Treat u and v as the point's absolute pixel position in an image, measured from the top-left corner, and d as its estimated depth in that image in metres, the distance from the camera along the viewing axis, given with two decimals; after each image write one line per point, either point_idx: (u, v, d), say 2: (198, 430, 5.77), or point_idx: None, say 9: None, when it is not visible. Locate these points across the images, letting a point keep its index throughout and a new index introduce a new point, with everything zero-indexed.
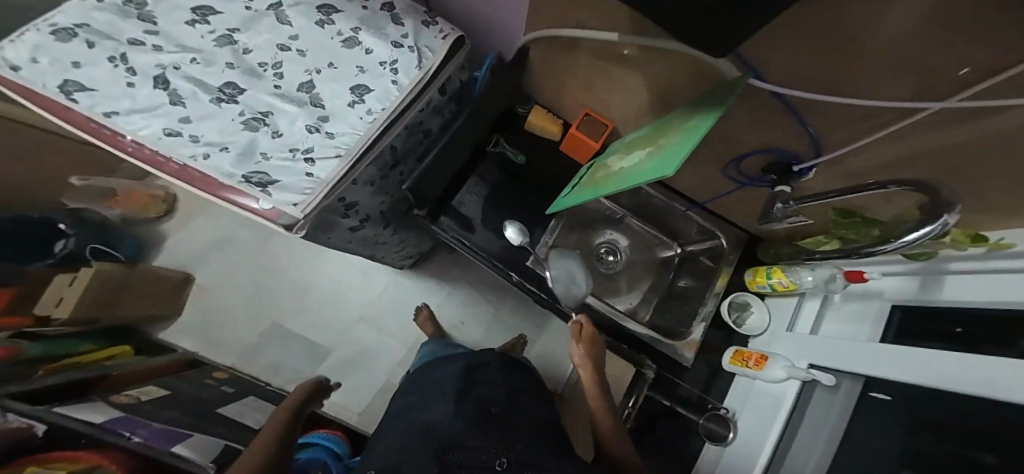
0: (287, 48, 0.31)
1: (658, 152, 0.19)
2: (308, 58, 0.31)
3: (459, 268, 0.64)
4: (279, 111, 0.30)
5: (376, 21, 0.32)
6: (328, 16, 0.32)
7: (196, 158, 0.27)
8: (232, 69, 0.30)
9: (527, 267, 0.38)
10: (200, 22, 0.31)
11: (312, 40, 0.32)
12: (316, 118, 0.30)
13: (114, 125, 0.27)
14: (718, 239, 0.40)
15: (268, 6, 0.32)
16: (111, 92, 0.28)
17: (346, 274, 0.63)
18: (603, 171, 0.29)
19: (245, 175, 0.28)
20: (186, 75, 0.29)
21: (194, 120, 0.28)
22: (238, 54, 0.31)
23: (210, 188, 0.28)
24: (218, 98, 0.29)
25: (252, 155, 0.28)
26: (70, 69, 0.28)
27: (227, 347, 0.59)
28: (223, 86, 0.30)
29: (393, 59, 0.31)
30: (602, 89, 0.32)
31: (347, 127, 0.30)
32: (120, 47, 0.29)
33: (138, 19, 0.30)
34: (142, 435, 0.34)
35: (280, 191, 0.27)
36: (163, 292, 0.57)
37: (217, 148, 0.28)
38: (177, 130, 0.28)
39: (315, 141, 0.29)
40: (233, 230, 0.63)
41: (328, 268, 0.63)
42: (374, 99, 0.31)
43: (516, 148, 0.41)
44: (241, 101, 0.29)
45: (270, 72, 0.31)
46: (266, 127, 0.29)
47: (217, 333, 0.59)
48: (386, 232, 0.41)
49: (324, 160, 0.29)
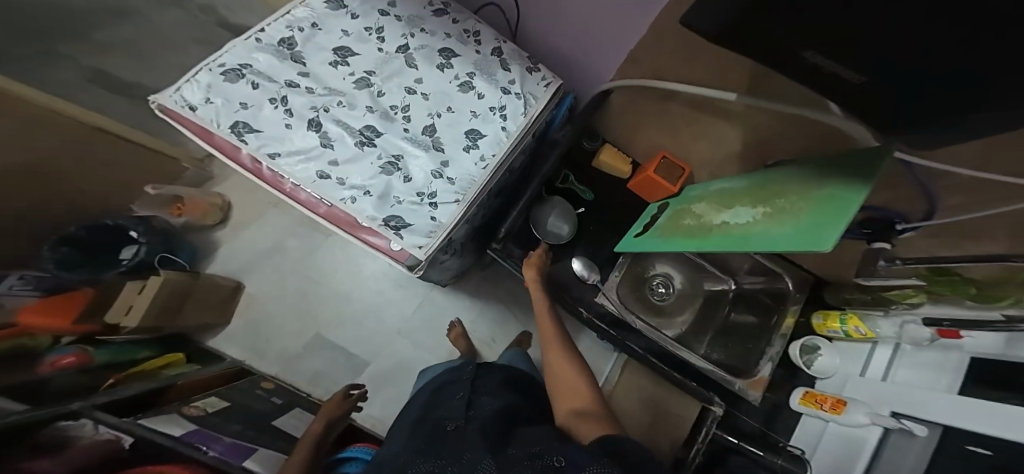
0: (413, 92, 0.37)
1: (794, 220, 0.21)
2: (431, 101, 0.37)
3: (492, 285, 0.64)
4: (409, 155, 0.35)
5: (488, 66, 0.38)
6: (448, 60, 0.37)
7: (345, 201, 0.33)
8: (370, 112, 0.36)
9: (592, 301, 0.44)
10: (340, 63, 0.37)
11: (434, 84, 0.37)
12: (439, 162, 0.35)
13: (280, 168, 0.34)
14: (785, 281, 0.45)
15: (397, 49, 0.37)
16: (275, 133, 0.34)
17: (382, 285, 0.63)
18: (706, 223, 0.31)
19: (383, 219, 0.34)
20: (334, 118, 0.35)
21: (341, 164, 0.34)
22: (374, 96, 0.36)
23: (350, 228, 0.34)
24: (360, 141, 0.35)
25: (388, 198, 0.34)
26: (239, 110, 0.34)
27: (270, 355, 0.60)
28: (363, 128, 0.35)
29: (503, 105, 0.37)
30: (689, 136, 0.40)
31: (464, 170, 0.35)
32: (280, 89, 0.35)
33: (293, 64, 0.36)
34: (217, 450, 0.35)
35: (410, 235, 0.33)
36: (217, 301, 0.58)
37: (361, 192, 0.34)
38: (328, 173, 0.34)
39: (439, 186, 0.35)
40: (284, 239, 0.64)
41: (370, 279, 0.63)
42: (486, 144, 0.36)
43: (584, 184, 0.46)
44: (380, 144, 0.35)
45: (400, 116, 0.36)
46: (399, 171, 0.35)
47: (264, 342, 0.60)
48: (464, 256, 0.46)
49: (445, 205, 0.34)
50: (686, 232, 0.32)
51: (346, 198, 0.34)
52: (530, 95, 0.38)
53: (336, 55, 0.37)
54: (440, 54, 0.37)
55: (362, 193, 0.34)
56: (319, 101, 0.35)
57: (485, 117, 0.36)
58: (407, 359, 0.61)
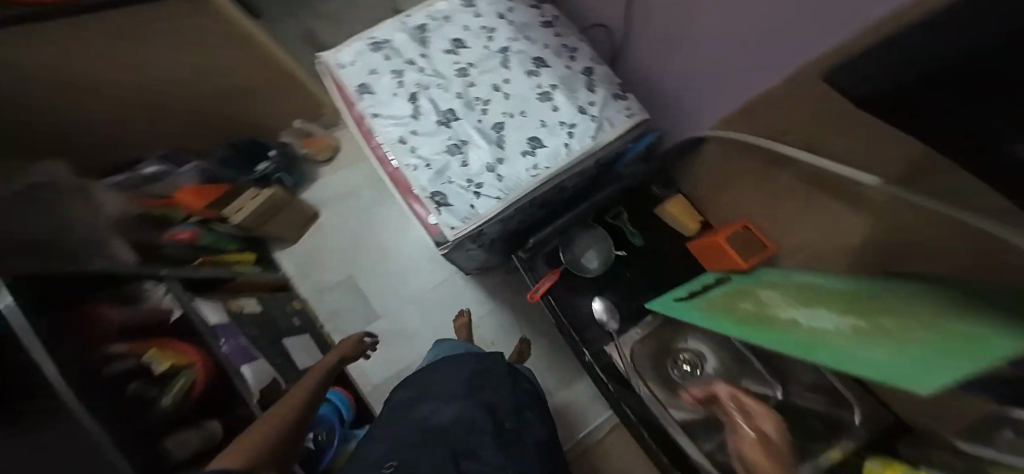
0: (498, 90, 0.38)
1: (898, 349, 0.11)
2: (510, 101, 0.37)
3: (513, 290, 0.62)
4: (473, 143, 0.35)
5: (573, 83, 0.38)
6: (538, 69, 0.38)
7: (409, 168, 0.35)
8: (457, 98, 0.38)
9: (605, 349, 0.41)
10: (452, 52, 0.40)
11: (518, 87, 0.38)
12: (495, 157, 0.35)
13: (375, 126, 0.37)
14: (851, 423, 0.34)
15: (499, 49, 0.39)
16: (383, 98, 0.38)
17: (420, 255, 0.66)
18: (779, 327, 0.21)
19: (432, 192, 0.34)
20: (429, 96, 0.38)
21: (419, 135, 0.36)
22: (466, 85, 0.38)
23: (406, 191, 0.36)
24: (440, 120, 0.37)
25: (443, 176, 0.35)
26: (367, 75, 0.39)
27: (311, 279, 0.66)
28: (447, 110, 0.37)
29: (575, 123, 0.36)
30: (791, 212, 0.33)
31: (515, 171, 0.35)
32: (401, 64, 0.39)
33: (413, 45, 0.40)
34: (228, 346, 0.42)
35: (447, 213, 0.33)
36: (295, 223, 0.66)
37: (423, 164, 0.35)
38: (406, 140, 0.36)
39: (487, 179, 0.34)
40: (362, 187, 0.71)
41: (412, 247, 0.66)
42: (545, 154, 0.35)
43: (636, 229, 0.44)
44: (453, 128, 0.36)
45: (480, 107, 0.37)
46: (460, 155, 0.35)
47: (311, 266, 0.66)
48: (494, 256, 0.45)
49: (487, 198, 0.34)
50: (749, 323, 0.24)
51: (409, 165, 0.35)
52: (607, 120, 0.36)
53: (449, 45, 0.40)
54: (533, 62, 0.38)
55: (421, 164, 0.35)
56: (421, 79, 0.39)
57: (555, 129, 0.36)
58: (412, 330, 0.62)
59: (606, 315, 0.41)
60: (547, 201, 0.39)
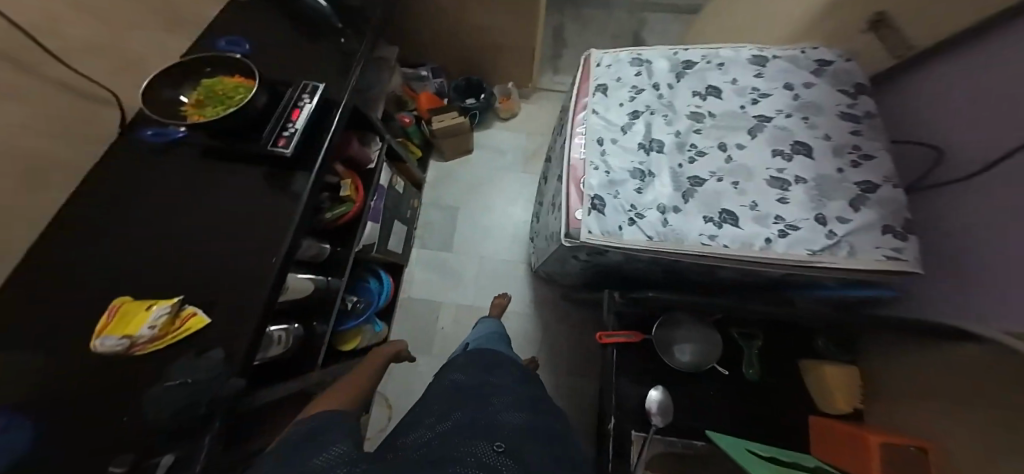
0: (724, 148, 0.35)
1: None
2: (730, 165, 0.34)
3: (576, 319, 0.64)
4: (660, 179, 0.34)
5: (828, 188, 0.32)
6: (789, 153, 0.33)
7: (589, 165, 0.36)
8: (676, 135, 0.36)
9: (628, 437, 0.33)
10: (702, 95, 0.38)
11: (752, 157, 0.34)
12: (674, 202, 0.33)
13: (585, 121, 0.39)
14: None
15: (755, 115, 0.36)
16: (609, 102, 0.39)
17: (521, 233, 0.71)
18: None
19: (594, 195, 0.34)
20: (651, 122, 0.37)
21: (618, 146, 0.36)
22: (692, 129, 0.36)
23: (572, 179, 0.37)
24: (645, 146, 0.36)
25: (613, 188, 0.34)
26: (611, 80, 0.41)
27: (435, 193, 0.75)
28: (657, 140, 0.36)
29: (799, 225, 0.30)
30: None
31: (688, 226, 0.31)
32: (647, 84, 0.40)
33: (668, 72, 0.40)
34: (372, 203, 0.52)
35: (595, 218, 0.32)
36: (459, 151, 0.75)
37: (603, 170, 0.35)
38: (603, 143, 0.37)
39: (652, 215, 0.32)
40: (519, 155, 0.77)
41: (519, 221, 0.72)
42: (733, 232, 0.30)
43: (756, 362, 0.36)
44: (651, 157, 0.35)
45: (691, 153, 0.35)
46: (640, 181, 0.34)
47: (443, 184, 0.75)
48: (594, 280, 0.44)
49: (638, 230, 0.32)
50: None
51: (591, 162, 0.36)
52: (847, 246, 0.29)
53: (705, 89, 0.39)
54: (792, 145, 0.34)
55: (602, 168, 0.35)
56: (653, 103, 0.39)
57: (768, 219, 0.31)
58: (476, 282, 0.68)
59: (655, 411, 0.33)
60: (690, 272, 0.36)
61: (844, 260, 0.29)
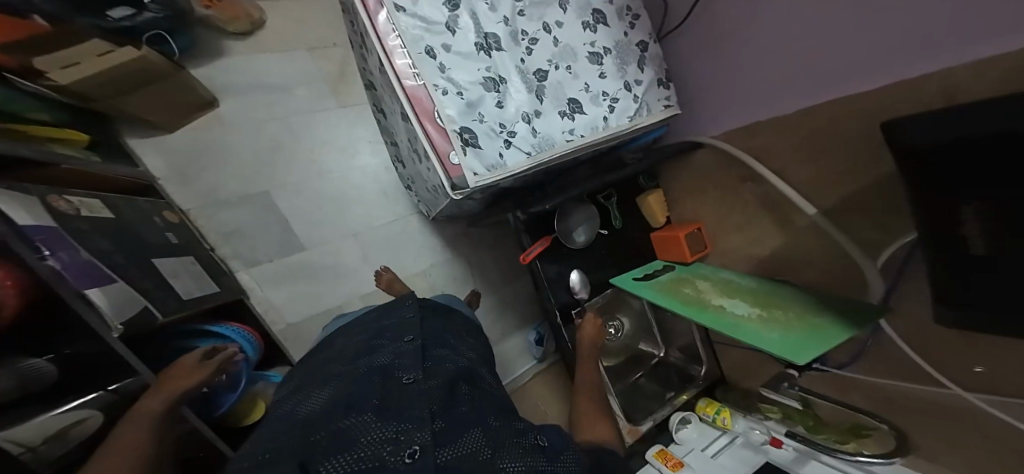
0: (548, 31, 0.35)
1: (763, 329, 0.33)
2: (558, 50, 0.35)
3: (466, 244, 0.67)
4: (513, 84, 0.32)
5: (622, 54, 0.39)
6: (594, 24, 0.37)
7: (435, 90, 0.29)
8: (504, 23, 0.32)
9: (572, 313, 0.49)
10: None
11: (570, 36, 0.36)
12: (533, 108, 0.33)
13: (396, 20, 0.28)
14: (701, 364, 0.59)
15: None
16: None
17: (368, 187, 0.59)
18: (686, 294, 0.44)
19: (459, 127, 0.30)
20: (474, 7, 0.31)
21: (454, 53, 0.30)
22: (515, 10, 0.33)
23: (421, 114, 0.29)
24: (482, 44, 0.31)
25: (474, 112, 0.30)
26: None
27: (196, 187, 0.49)
28: (489, 32, 0.31)
29: (616, 98, 0.38)
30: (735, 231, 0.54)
31: (551, 129, 0.34)
32: None
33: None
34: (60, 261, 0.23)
35: (473, 156, 0.30)
36: (182, 104, 0.45)
37: (454, 91, 0.29)
38: (434, 52, 0.29)
39: (521, 129, 0.32)
40: (296, 87, 0.55)
41: (355, 176, 0.59)
42: (582, 121, 0.36)
43: (618, 215, 0.54)
44: (494, 59, 0.31)
45: (526, 44, 0.33)
46: (497, 93, 0.31)
47: (197, 170, 0.49)
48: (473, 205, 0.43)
49: (517, 151, 0.32)
50: (670, 293, 0.44)
51: (435, 84, 0.29)
52: (642, 104, 0.41)
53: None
54: (593, 13, 0.37)
55: (452, 89, 0.29)
56: None
57: (599, 98, 0.37)
58: (349, 264, 0.58)
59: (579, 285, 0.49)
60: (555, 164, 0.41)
61: (642, 117, 0.41)
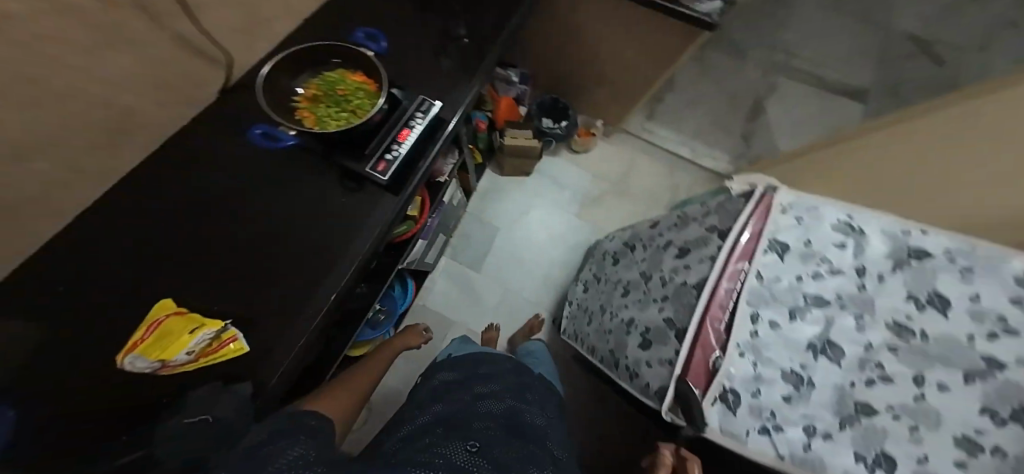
0: (888, 400, 0.37)
1: None
2: (898, 419, 0.36)
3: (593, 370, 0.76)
4: (800, 401, 0.40)
5: None
6: (979, 442, 0.33)
7: (737, 354, 0.42)
8: (838, 362, 0.41)
9: None
10: (865, 329, 0.42)
11: (920, 416, 0.36)
12: (812, 433, 0.38)
13: (733, 311, 0.46)
14: None
15: (940, 378, 0.37)
16: (773, 301, 0.45)
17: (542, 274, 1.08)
18: None
19: (728, 389, 0.41)
20: (811, 339, 0.43)
21: (768, 354, 0.43)
22: (859, 363, 0.40)
23: (701, 359, 0.45)
24: (801, 362, 0.42)
25: (755, 392, 0.41)
26: (777, 271, 0.46)
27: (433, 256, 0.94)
28: (815, 355, 0.42)
29: None
30: None
31: (819, 462, 0.36)
32: (813, 296, 0.44)
33: (845, 285, 0.44)
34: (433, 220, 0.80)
35: (728, 417, 0.40)
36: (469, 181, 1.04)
37: (744, 365, 0.42)
38: (750, 340, 0.43)
39: (789, 434, 0.38)
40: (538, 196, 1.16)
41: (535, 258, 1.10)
42: None
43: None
44: (815, 380, 0.40)
45: (856, 385, 0.39)
46: (785, 395, 0.40)
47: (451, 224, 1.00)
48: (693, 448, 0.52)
49: (769, 442, 0.38)
50: None
51: (739, 348, 0.43)
52: None
53: (887, 321, 0.41)
54: (989, 427, 0.33)
55: (749, 366, 0.42)
56: (819, 313, 0.44)
57: None
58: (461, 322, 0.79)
59: None
60: None
61: None
